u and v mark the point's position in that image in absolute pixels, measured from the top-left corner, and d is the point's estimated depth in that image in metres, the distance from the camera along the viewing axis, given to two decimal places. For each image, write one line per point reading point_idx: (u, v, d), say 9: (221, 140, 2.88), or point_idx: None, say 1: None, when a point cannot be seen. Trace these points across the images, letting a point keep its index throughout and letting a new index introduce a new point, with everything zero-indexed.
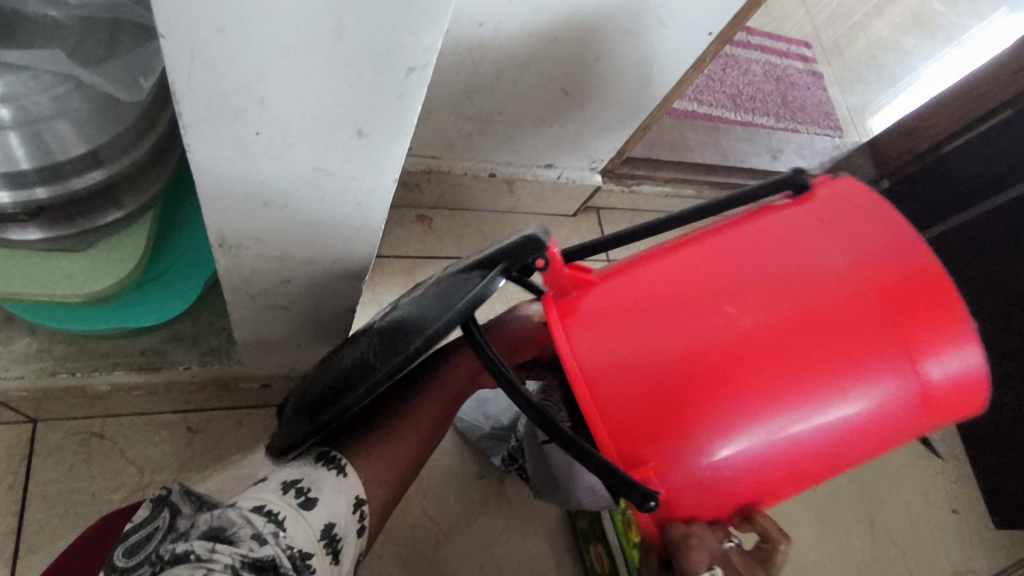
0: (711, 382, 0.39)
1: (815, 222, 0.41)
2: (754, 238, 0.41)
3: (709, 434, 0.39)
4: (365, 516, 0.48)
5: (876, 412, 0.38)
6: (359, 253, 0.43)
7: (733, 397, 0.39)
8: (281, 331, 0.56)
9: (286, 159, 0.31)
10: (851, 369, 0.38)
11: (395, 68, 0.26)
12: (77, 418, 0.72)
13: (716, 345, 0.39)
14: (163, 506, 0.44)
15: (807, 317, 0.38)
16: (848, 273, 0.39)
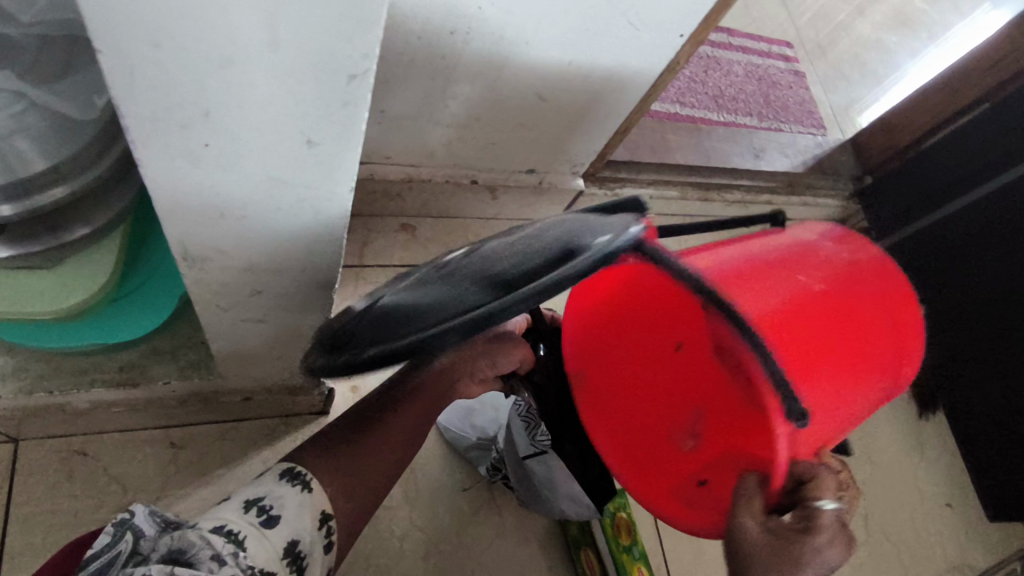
0: (809, 337, 0.48)
1: (828, 238, 0.56)
2: (799, 249, 0.54)
3: (812, 377, 0.47)
4: (332, 531, 0.50)
5: (887, 370, 0.53)
6: (327, 262, 0.43)
7: (821, 350, 0.48)
8: (256, 343, 0.56)
9: (238, 170, 0.32)
10: (878, 336, 0.52)
11: (335, 77, 0.26)
12: (58, 436, 0.72)
13: (812, 310, 0.49)
14: (126, 530, 0.42)
15: (854, 297, 0.52)
16: (868, 267, 0.54)
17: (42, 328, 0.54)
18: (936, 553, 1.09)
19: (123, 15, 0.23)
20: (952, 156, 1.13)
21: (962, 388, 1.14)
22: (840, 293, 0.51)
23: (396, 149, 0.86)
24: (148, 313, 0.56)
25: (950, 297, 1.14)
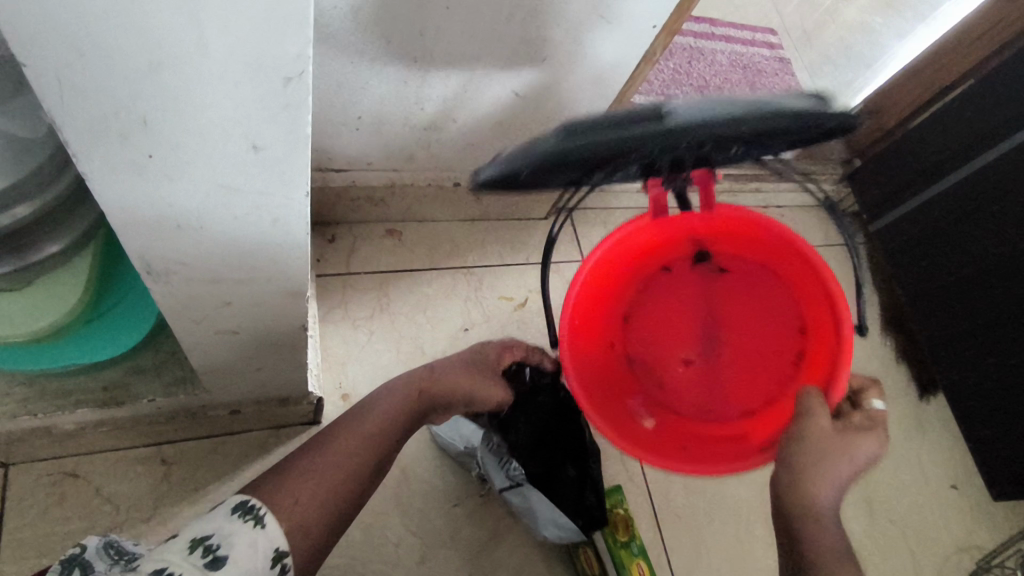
0: None
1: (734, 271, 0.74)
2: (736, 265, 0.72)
3: None
4: (286, 567, 0.49)
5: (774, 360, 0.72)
6: (293, 271, 0.43)
7: None
8: (235, 355, 0.56)
9: (186, 177, 0.31)
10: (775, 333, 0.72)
11: (271, 78, 0.26)
12: (47, 459, 0.71)
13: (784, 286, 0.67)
14: (73, 566, 0.45)
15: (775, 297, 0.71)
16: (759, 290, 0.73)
17: (19, 350, 0.54)
18: (941, 534, 1.09)
19: (41, 26, 0.22)
20: (937, 136, 1.13)
21: (961, 369, 1.12)
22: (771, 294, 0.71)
23: (375, 154, 0.85)
24: (127, 329, 0.56)
25: (945, 273, 1.14)
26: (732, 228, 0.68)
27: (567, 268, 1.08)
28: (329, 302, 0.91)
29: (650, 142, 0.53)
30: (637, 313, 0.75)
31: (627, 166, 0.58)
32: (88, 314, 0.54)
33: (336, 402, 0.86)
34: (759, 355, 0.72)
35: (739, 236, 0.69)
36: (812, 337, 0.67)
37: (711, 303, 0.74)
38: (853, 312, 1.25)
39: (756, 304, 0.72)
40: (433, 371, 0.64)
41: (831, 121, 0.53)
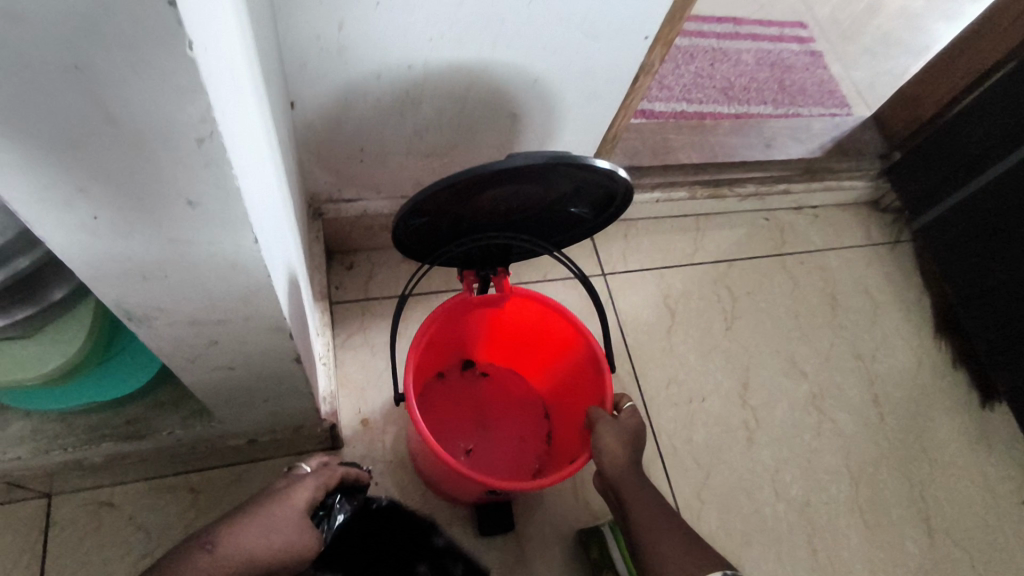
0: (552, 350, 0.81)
1: (492, 367, 0.90)
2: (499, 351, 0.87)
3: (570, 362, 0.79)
4: None
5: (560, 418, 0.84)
6: (267, 310, 0.44)
7: (557, 365, 0.82)
8: (238, 390, 0.58)
9: (136, 235, 0.33)
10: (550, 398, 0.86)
11: (184, 143, 0.27)
12: (86, 489, 0.76)
13: (544, 349, 0.82)
14: None
15: (536, 371, 0.87)
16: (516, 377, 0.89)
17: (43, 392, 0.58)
18: (1014, 556, 0.99)
19: None
20: (976, 126, 1.05)
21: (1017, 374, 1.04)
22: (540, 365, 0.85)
23: (384, 183, 0.88)
24: (139, 368, 0.59)
25: (989, 272, 1.06)
26: (501, 333, 0.84)
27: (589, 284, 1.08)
28: (348, 330, 0.93)
29: (528, 176, 0.59)
30: (422, 411, 0.84)
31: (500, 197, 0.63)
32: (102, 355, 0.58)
33: (356, 426, 0.87)
34: (518, 444, 0.85)
35: (510, 336, 0.84)
36: (563, 414, 0.84)
37: (479, 406, 0.87)
38: (900, 314, 1.17)
39: (518, 400, 0.88)
40: (232, 534, 0.52)
41: (619, 187, 0.63)
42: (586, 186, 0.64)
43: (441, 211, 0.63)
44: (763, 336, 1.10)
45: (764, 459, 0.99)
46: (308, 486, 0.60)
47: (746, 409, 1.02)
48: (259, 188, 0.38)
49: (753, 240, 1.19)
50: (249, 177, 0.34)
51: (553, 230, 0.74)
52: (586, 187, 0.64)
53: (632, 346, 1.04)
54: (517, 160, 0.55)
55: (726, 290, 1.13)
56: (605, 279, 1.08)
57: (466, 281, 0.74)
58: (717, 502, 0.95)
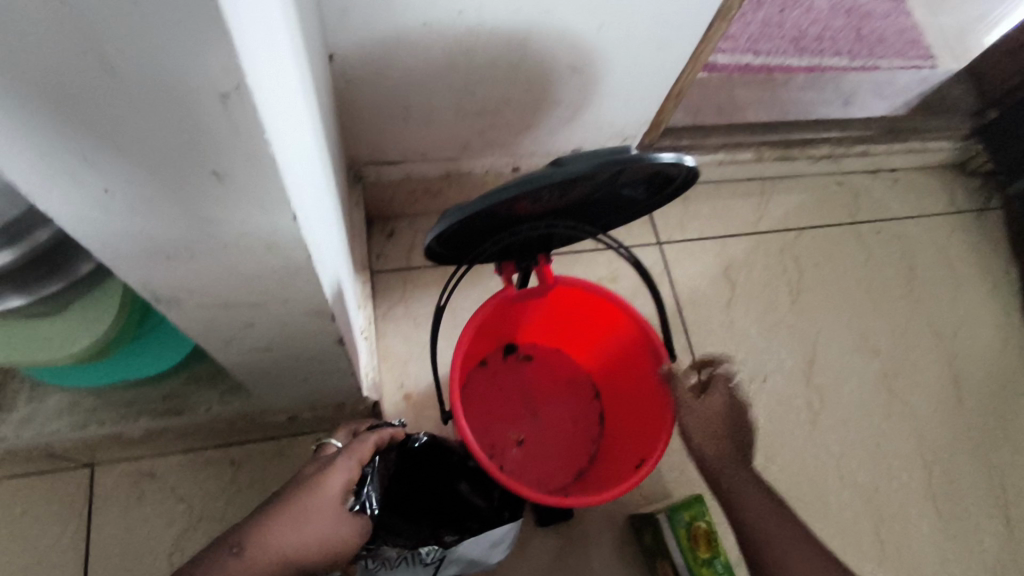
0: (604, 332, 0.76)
1: (535, 348, 0.84)
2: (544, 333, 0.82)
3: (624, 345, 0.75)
4: None
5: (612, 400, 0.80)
6: (307, 293, 0.39)
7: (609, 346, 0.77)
8: (277, 371, 0.54)
9: (157, 211, 0.28)
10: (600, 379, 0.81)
11: (204, 99, 0.22)
12: (128, 460, 0.74)
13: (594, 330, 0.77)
14: None
15: (584, 351, 0.82)
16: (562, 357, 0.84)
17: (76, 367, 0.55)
18: None
19: None
20: None
21: None
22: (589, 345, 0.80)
23: (427, 145, 0.81)
24: (166, 354, 0.55)
25: None
26: (546, 317, 0.78)
27: (643, 254, 1.01)
28: (390, 300, 0.89)
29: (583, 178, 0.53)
30: (465, 402, 0.80)
31: (548, 198, 0.57)
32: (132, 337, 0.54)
33: (398, 401, 0.83)
34: (570, 425, 0.81)
35: (554, 320, 0.79)
36: (615, 397, 0.79)
37: (525, 391, 0.82)
38: (985, 290, 1.07)
39: (564, 381, 0.84)
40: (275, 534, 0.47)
41: (681, 174, 0.57)
42: (646, 174, 0.57)
43: (485, 216, 0.57)
44: (833, 312, 1.02)
45: (830, 444, 0.92)
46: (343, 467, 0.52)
47: (811, 389, 0.95)
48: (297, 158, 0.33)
49: (824, 206, 1.09)
50: (286, 147, 0.29)
51: (602, 217, 0.67)
52: (645, 176, 0.58)
53: (688, 320, 0.97)
54: (569, 168, 0.49)
55: (792, 261, 1.04)
56: (660, 248, 1.00)
57: (505, 273, 0.70)
58: (778, 488, 0.89)
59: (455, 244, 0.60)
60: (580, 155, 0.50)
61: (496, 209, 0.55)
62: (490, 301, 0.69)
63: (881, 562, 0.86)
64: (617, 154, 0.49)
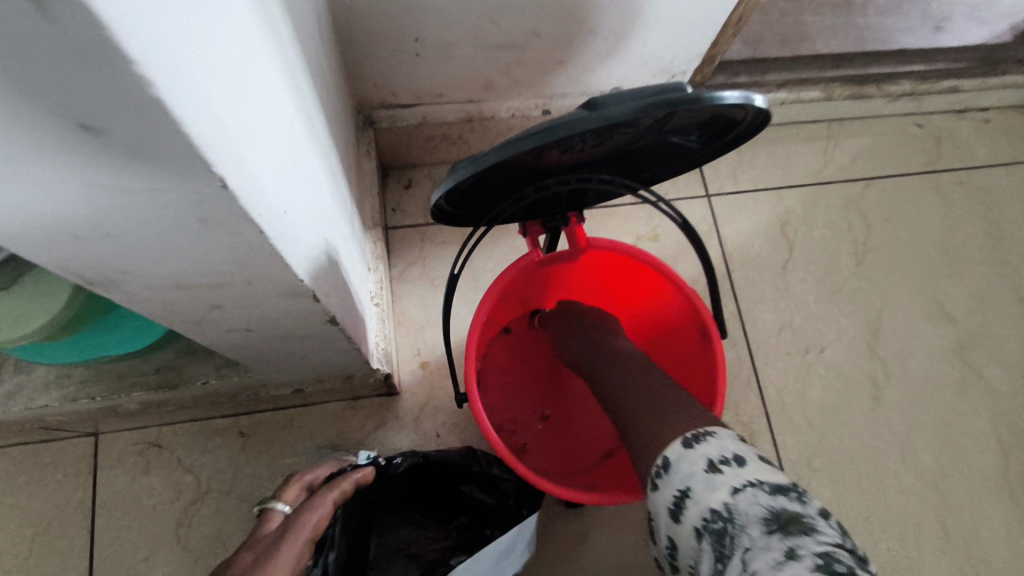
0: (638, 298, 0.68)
1: None
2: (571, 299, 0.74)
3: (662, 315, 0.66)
4: None
5: None
6: (275, 273, 0.31)
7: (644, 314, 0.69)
8: (268, 349, 0.48)
9: (34, 180, 0.21)
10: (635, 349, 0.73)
11: (15, 6, 0.14)
12: (133, 428, 0.70)
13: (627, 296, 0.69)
14: None
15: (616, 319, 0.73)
16: None
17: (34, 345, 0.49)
18: None
19: None
20: None
21: None
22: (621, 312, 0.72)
23: (445, 85, 0.71)
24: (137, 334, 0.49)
25: None
26: (578, 281, 0.70)
27: (688, 207, 0.90)
28: (407, 260, 0.81)
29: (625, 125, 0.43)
30: (486, 374, 0.73)
31: (580, 148, 0.47)
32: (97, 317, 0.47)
33: (414, 370, 0.77)
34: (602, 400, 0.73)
35: (587, 285, 0.70)
36: None
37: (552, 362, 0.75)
38: None
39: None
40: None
41: (748, 116, 0.46)
42: (703, 117, 0.47)
43: (503, 171, 0.47)
44: (904, 274, 0.90)
45: (893, 423, 0.82)
46: (291, 559, 0.39)
47: (875, 362, 0.85)
48: (240, 102, 0.25)
49: (901, 153, 0.95)
50: (206, 87, 0.21)
51: (647, 169, 0.57)
52: (702, 119, 0.47)
53: (737, 283, 0.87)
54: (604, 112, 0.39)
55: (860, 216, 0.92)
56: (708, 202, 0.89)
57: (531, 234, 0.60)
58: (833, 470, 0.80)
59: (469, 203, 0.51)
60: (623, 95, 0.40)
61: (516, 163, 0.46)
62: (514, 267, 0.60)
63: (946, 554, 0.77)
64: (665, 93, 0.39)
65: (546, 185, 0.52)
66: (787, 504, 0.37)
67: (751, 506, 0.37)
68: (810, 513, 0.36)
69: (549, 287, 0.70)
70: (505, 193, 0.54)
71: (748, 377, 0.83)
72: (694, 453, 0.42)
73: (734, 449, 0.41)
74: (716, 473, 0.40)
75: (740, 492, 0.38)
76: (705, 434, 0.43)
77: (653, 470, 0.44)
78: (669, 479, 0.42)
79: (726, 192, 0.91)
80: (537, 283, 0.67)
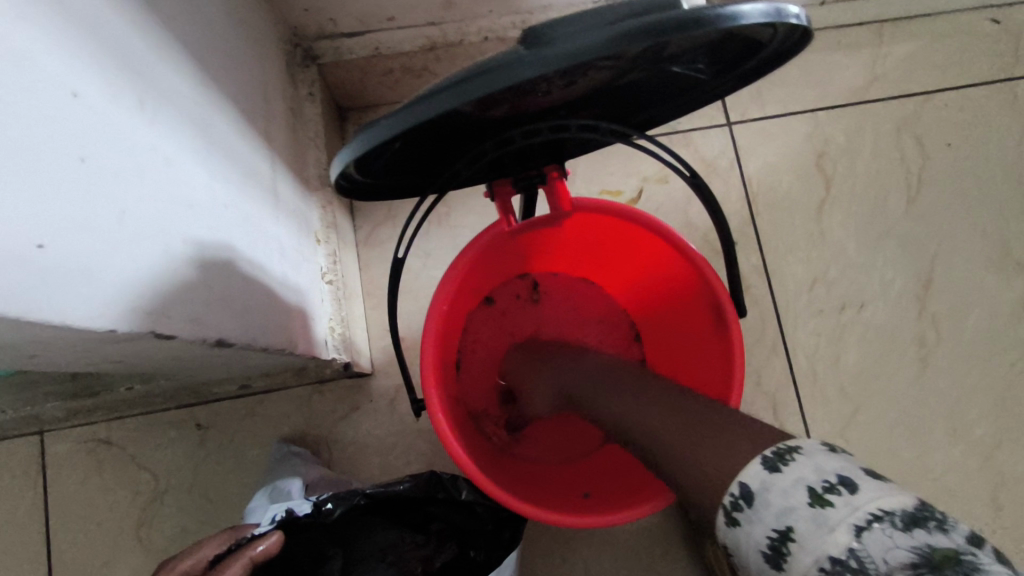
0: (639, 262, 0.56)
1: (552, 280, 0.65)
2: (560, 262, 0.63)
3: (667, 282, 0.55)
4: None
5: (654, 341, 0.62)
6: (51, 330, 0.22)
7: (646, 279, 0.58)
8: (163, 366, 0.39)
9: None
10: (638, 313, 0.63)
11: None
12: (80, 423, 0.64)
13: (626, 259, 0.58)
14: None
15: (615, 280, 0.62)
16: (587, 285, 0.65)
17: None
18: None
19: None
20: None
21: None
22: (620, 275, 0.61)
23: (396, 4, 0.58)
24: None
25: None
26: (565, 245, 0.58)
27: (705, 139, 0.76)
28: (374, 220, 0.70)
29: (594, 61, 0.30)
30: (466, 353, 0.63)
31: (543, 91, 0.35)
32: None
33: (388, 348, 0.68)
34: None
35: (580, 248, 0.59)
36: (659, 337, 0.61)
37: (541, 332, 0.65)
38: None
39: (596, 318, 0.65)
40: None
41: (775, 33, 0.33)
42: (712, 38, 0.33)
43: (440, 129, 0.36)
44: (965, 211, 0.75)
45: (942, 388, 0.71)
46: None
47: (924, 317, 0.73)
48: None
49: (968, 59, 0.78)
50: None
51: (643, 108, 0.44)
52: (710, 41, 0.34)
53: (763, 230, 0.74)
54: (560, 49, 0.27)
55: (914, 140, 0.76)
56: (728, 131, 0.75)
57: (498, 197, 0.48)
58: (869, 443, 0.70)
59: (406, 167, 0.40)
60: (586, 19, 0.27)
61: (456, 118, 0.34)
62: (482, 240, 0.49)
63: (996, 535, 0.68)
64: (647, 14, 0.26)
65: (507, 139, 0.39)
66: (939, 543, 0.22)
67: (890, 554, 0.22)
68: (968, 547, 0.22)
69: (532, 252, 0.59)
70: (458, 152, 0.42)
71: (773, 339, 0.72)
72: (782, 480, 0.26)
73: (841, 467, 0.25)
74: (825, 508, 0.24)
75: (872, 533, 0.22)
76: (790, 448, 0.27)
77: (724, 508, 0.28)
78: (758, 518, 0.26)
79: (750, 117, 0.77)
80: (515, 251, 0.56)
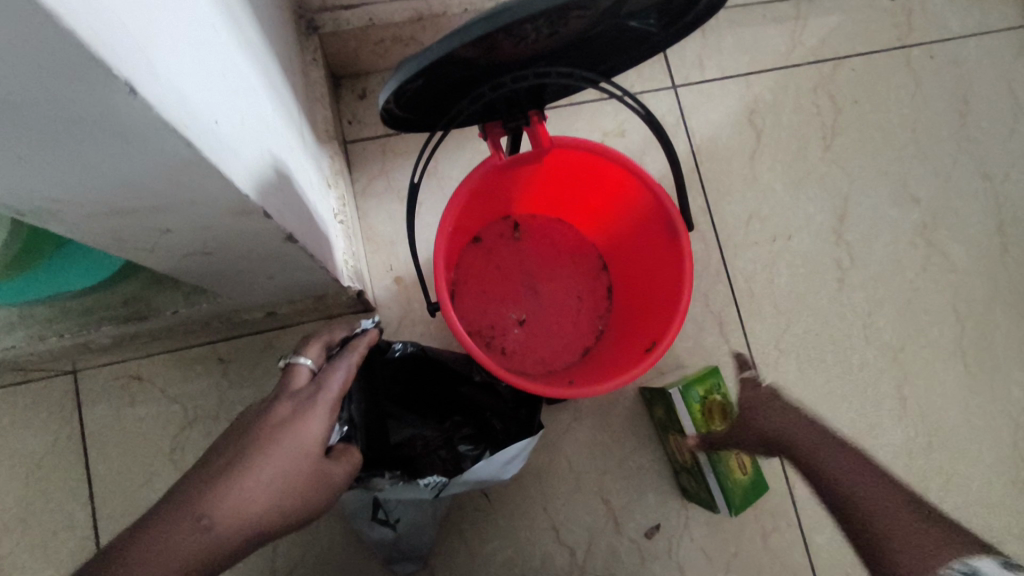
0: (606, 194, 0.67)
1: (531, 220, 0.75)
2: (538, 201, 0.73)
3: (630, 210, 0.66)
4: None
5: (620, 267, 0.73)
6: (220, 188, 0.31)
7: (613, 210, 0.69)
8: (234, 271, 0.47)
9: None
10: (607, 243, 0.74)
11: None
12: (111, 362, 0.71)
13: (594, 193, 0.68)
14: None
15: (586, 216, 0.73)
16: (561, 224, 0.76)
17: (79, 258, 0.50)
18: None
19: None
20: None
21: None
22: (590, 209, 0.72)
23: None
24: (94, 267, 0.50)
25: None
26: (542, 184, 0.68)
27: (655, 100, 0.88)
28: (370, 173, 0.78)
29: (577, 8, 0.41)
30: (457, 283, 0.72)
31: (532, 39, 0.45)
32: (43, 259, 0.49)
33: (389, 285, 0.76)
34: (576, 299, 0.74)
35: (555, 186, 0.69)
36: (625, 262, 0.72)
37: (523, 265, 0.74)
38: None
39: (569, 253, 0.75)
40: (233, 492, 0.40)
41: None
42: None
43: (457, 66, 0.45)
44: (870, 156, 0.89)
45: (856, 304, 0.85)
46: (325, 416, 0.45)
47: (839, 246, 0.87)
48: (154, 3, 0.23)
49: (869, 30, 0.92)
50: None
51: (607, 59, 0.55)
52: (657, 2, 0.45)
53: (706, 177, 0.86)
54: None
55: (828, 98, 0.90)
56: (674, 92, 0.87)
57: (489, 135, 0.58)
58: (798, 351, 0.83)
59: (422, 99, 0.49)
60: None
61: (470, 56, 0.44)
62: (476, 172, 0.59)
63: (900, 419, 0.82)
64: None
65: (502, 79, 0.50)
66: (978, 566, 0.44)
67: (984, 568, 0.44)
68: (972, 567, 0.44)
69: (515, 191, 0.69)
70: (460, 93, 0.52)
71: (717, 268, 0.84)
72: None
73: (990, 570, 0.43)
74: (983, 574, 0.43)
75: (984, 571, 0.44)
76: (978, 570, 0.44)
77: None
78: None
79: (692, 81, 0.89)
80: (501, 187, 0.66)
